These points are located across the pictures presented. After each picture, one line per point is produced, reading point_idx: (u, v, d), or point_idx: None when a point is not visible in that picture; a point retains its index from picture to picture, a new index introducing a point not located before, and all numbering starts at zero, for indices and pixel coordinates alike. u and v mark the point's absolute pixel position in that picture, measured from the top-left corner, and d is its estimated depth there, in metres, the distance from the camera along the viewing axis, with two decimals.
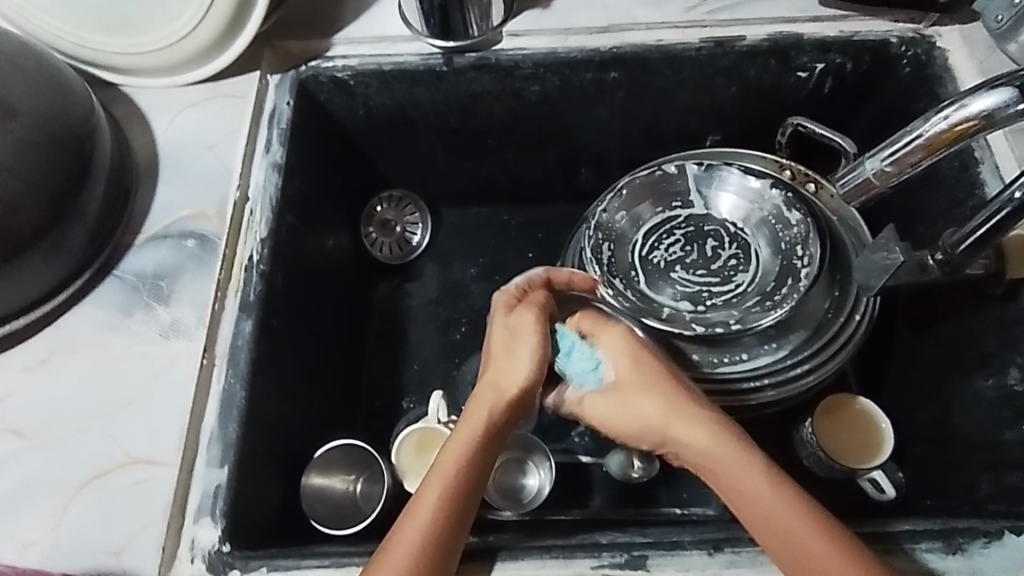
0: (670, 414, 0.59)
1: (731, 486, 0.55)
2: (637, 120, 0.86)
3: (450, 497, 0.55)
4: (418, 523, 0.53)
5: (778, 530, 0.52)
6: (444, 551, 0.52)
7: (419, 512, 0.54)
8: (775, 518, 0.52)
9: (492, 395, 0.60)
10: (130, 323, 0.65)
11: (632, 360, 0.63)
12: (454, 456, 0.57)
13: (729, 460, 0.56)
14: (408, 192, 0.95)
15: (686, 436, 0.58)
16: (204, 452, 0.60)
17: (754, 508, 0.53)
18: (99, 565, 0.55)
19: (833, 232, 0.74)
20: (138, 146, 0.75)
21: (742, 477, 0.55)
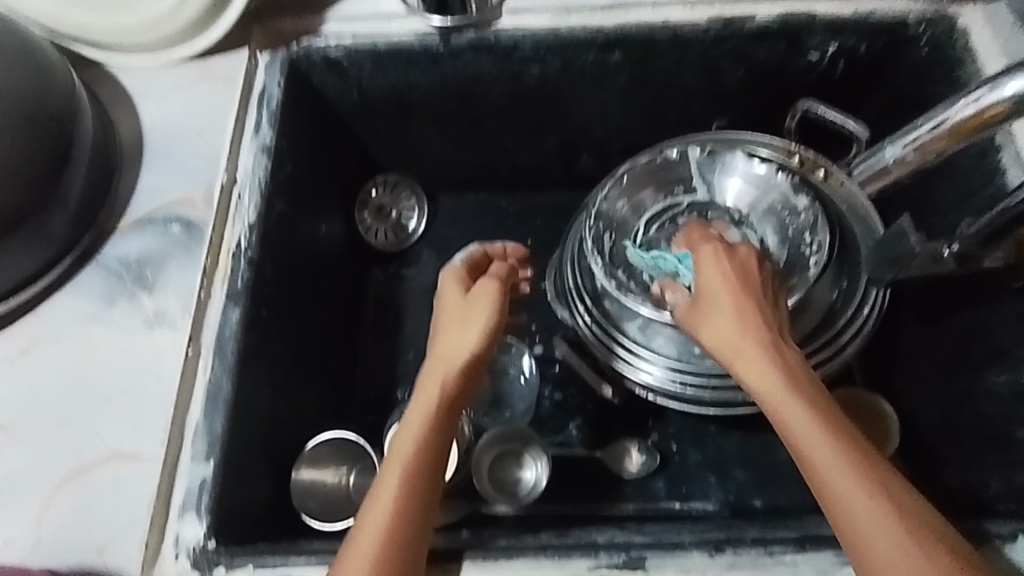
0: (735, 342, 0.54)
1: (813, 449, 0.49)
2: (641, 103, 0.83)
3: (401, 484, 0.52)
4: (377, 512, 0.51)
5: (862, 514, 0.47)
6: (406, 537, 0.51)
7: (382, 500, 0.52)
8: (849, 492, 0.47)
9: (440, 382, 0.56)
10: (113, 312, 0.63)
11: (728, 286, 0.56)
12: (404, 451, 0.54)
13: (791, 408, 0.50)
14: (404, 177, 0.92)
15: (749, 365, 0.53)
16: (190, 446, 0.58)
17: (832, 473, 0.48)
18: (80, 561, 0.53)
19: (842, 220, 0.71)
20: (122, 128, 0.72)
21: (803, 428, 0.49)
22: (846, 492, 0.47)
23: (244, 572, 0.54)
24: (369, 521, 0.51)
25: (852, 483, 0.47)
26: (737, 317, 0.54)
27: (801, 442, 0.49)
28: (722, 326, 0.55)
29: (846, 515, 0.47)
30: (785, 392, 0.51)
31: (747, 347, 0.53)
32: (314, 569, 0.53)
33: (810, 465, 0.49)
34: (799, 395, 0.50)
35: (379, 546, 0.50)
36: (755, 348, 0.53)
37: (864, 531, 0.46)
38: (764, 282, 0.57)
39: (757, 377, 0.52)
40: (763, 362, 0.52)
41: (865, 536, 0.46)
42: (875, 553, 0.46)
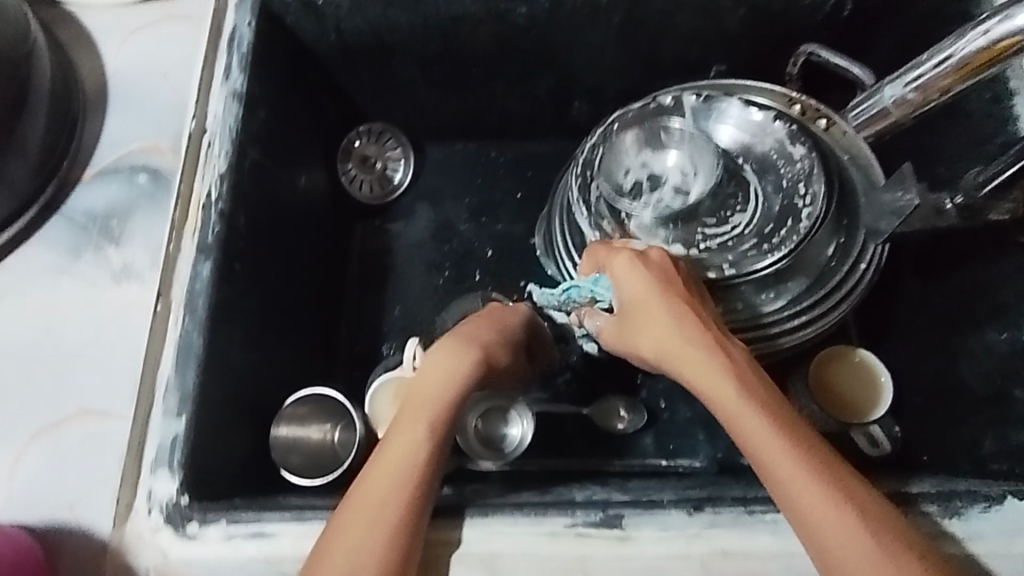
0: (678, 350, 0.53)
1: (766, 453, 0.49)
2: (635, 46, 0.78)
3: (409, 466, 0.51)
4: (367, 501, 0.50)
5: (822, 511, 0.47)
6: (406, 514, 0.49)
7: (365, 489, 0.50)
8: (808, 492, 0.47)
9: (421, 403, 0.55)
10: (80, 266, 0.61)
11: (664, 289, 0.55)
12: (386, 468, 0.51)
13: (739, 410, 0.50)
14: (388, 126, 0.88)
15: (692, 372, 0.52)
16: (161, 401, 0.57)
17: (783, 465, 0.48)
18: (53, 516, 0.53)
19: (842, 171, 0.68)
20: (85, 72, 0.68)
21: (754, 433, 0.49)
22: (799, 483, 0.47)
23: (217, 527, 0.52)
24: (348, 510, 0.50)
25: (803, 472, 0.48)
26: (676, 321, 0.54)
27: (754, 448, 0.49)
28: (664, 332, 0.54)
29: (801, 506, 0.47)
30: (727, 394, 0.51)
31: (687, 350, 0.53)
32: (288, 526, 0.52)
33: (766, 468, 0.49)
34: (742, 389, 0.51)
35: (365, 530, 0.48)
36: (694, 353, 0.53)
37: (819, 520, 0.46)
38: (688, 280, 0.57)
39: (703, 378, 0.52)
40: (707, 363, 0.52)
41: (819, 526, 0.47)
42: (829, 542, 0.46)
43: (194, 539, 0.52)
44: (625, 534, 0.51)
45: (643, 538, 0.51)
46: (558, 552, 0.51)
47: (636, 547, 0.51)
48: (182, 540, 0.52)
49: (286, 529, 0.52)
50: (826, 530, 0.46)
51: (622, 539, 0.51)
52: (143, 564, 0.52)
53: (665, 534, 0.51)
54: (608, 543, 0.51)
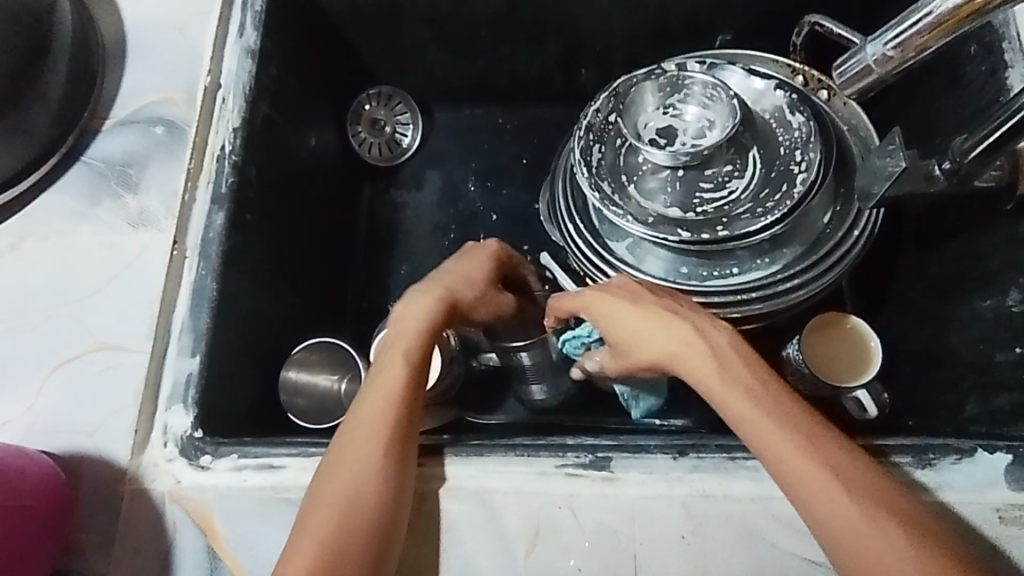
0: (675, 353, 0.53)
1: (782, 457, 0.48)
2: (641, 12, 0.79)
3: (379, 428, 0.52)
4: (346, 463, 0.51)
5: (842, 519, 0.45)
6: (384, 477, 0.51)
7: (346, 452, 0.51)
8: (826, 496, 0.46)
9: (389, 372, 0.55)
10: (99, 211, 0.64)
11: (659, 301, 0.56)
12: (357, 450, 0.51)
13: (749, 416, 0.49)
14: (398, 88, 0.90)
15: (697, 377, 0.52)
16: (176, 342, 0.60)
17: (803, 460, 0.47)
18: (74, 443, 0.56)
19: (840, 139, 0.71)
20: (103, 24, 0.71)
21: (767, 440, 0.48)
22: (816, 477, 0.47)
23: (228, 459, 0.56)
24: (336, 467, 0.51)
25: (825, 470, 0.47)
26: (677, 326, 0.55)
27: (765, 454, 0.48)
28: (664, 338, 0.54)
29: (824, 506, 0.46)
30: (736, 397, 0.50)
31: (686, 357, 0.53)
32: (294, 459, 0.55)
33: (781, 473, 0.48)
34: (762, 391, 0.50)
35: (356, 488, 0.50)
36: (689, 355, 0.53)
37: (842, 522, 0.45)
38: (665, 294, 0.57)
39: (722, 376, 0.52)
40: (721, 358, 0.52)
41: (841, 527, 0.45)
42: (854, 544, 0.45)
43: (206, 469, 0.55)
44: (611, 475, 0.54)
45: (628, 480, 0.54)
46: (547, 490, 0.54)
47: (622, 488, 0.54)
48: (194, 469, 0.56)
49: (293, 462, 0.55)
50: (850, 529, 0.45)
51: (609, 480, 0.54)
52: (157, 489, 0.55)
53: (649, 476, 0.54)
54: (595, 484, 0.54)
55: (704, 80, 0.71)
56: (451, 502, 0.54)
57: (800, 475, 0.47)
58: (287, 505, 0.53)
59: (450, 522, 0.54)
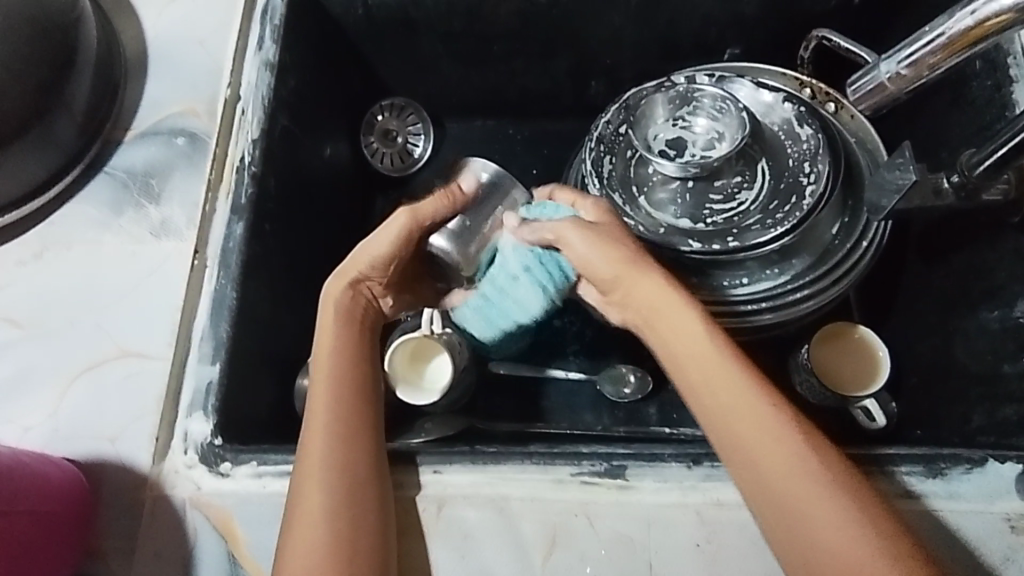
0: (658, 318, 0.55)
1: (764, 438, 0.49)
2: (651, 27, 0.81)
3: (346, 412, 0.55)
4: (318, 454, 0.53)
5: (818, 504, 0.46)
6: (357, 456, 0.53)
7: (314, 442, 0.54)
8: (802, 481, 0.47)
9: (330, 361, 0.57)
10: (121, 220, 0.65)
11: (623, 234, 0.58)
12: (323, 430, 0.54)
13: (734, 395, 0.50)
14: (411, 100, 0.91)
15: (686, 354, 0.53)
16: (196, 350, 0.60)
17: (756, 438, 0.49)
18: (97, 449, 0.57)
19: (848, 152, 0.72)
20: (126, 38, 0.72)
21: (750, 422, 0.49)
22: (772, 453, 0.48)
23: (248, 467, 0.56)
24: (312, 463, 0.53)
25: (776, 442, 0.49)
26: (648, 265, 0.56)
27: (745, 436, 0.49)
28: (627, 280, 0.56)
29: (776, 481, 0.48)
30: (722, 375, 0.51)
31: (675, 328, 0.54)
32: None
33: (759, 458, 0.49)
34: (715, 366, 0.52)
35: (334, 477, 0.52)
36: (678, 325, 0.54)
37: (799, 496, 0.47)
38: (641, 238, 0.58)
39: (683, 354, 0.53)
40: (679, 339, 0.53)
41: (796, 501, 0.47)
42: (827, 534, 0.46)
43: (226, 476, 0.56)
44: (626, 483, 0.55)
45: (642, 488, 0.55)
46: (563, 498, 0.55)
47: (636, 496, 0.55)
48: (214, 476, 0.56)
49: None
50: (804, 498, 0.47)
51: (623, 488, 0.55)
52: (178, 496, 0.56)
53: (664, 485, 0.55)
54: (610, 492, 0.55)
55: (714, 93, 0.72)
56: (466, 507, 0.55)
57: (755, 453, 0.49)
58: None
59: (467, 529, 0.54)
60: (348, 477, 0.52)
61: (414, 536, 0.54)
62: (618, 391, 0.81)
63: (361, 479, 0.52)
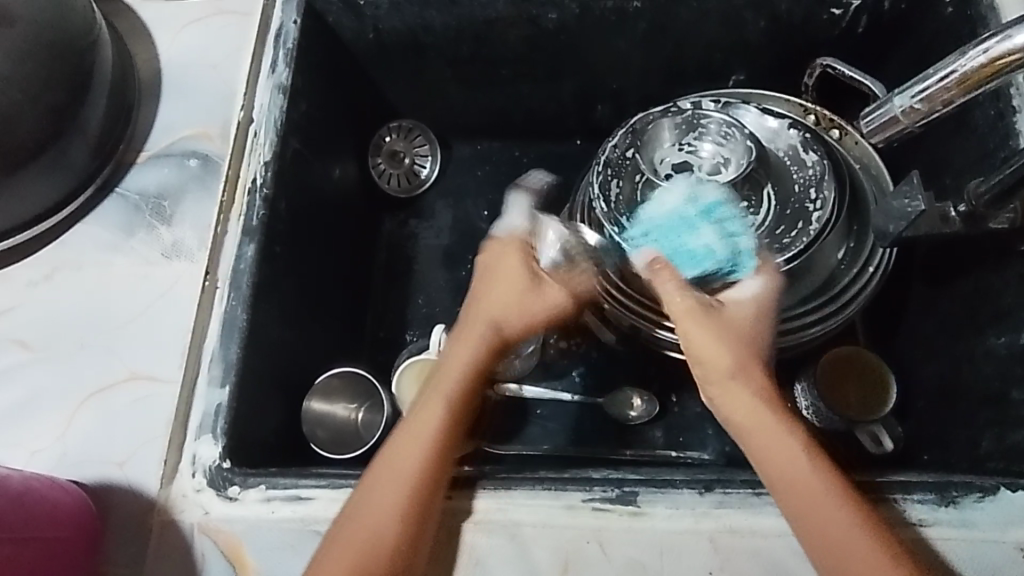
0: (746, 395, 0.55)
1: (828, 512, 0.50)
2: (659, 53, 0.82)
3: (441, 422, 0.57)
4: (398, 467, 0.54)
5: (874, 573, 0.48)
6: (437, 482, 0.54)
7: (390, 454, 0.56)
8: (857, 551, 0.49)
9: (446, 386, 0.60)
10: (133, 242, 0.66)
11: (730, 339, 0.57)
12: (405, 442, 0.56)
13: (809, 474, 0.52)
14: (417, 122, 0.92)
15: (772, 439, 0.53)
16: (206, 372, 0.60)
17: (805, 487, 0.51)
18: (103, 473, 0.57)
19: (854, 177, 0.72)
20: (141, 61, 0.74)
21: (813, 492, 0.51)
22: (825, 507, 0.51)
23: (257, 491, 0.56)
24: (376, 478, 0.54)
25: (827, 494, 0.51)
26: (729, 368, 0.56)
27: (813, 509, 0.51)
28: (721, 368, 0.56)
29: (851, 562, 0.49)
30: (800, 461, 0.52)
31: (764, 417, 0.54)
32: (323, 491, 0.55)
33: (821, 524, 0.50)
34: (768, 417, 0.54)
35: (394, 496, 0.53)
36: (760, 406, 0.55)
37: (843, 544, 0.49)
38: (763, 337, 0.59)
39: (774, 444, 0.53)
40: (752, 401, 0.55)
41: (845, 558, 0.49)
42: None
43: (234, 500, 0.55)
44: (638, 510, 0.55)
45: (655, 515, 0.54)
46: (574, 524, 0.54)
47: (649, 522, 0.54)
48: (222, 500, 0.56)
49: (322, 494, 0.55)
50: (852, 550, 0.49)
51: (636, 514, 0.54)
52: (186, 521, 0.55)
53: (676, 511, 0.54)
54: (622, 518, 0.54)
55: (719, 119, 0.71)
56: (479, 535, 0.54)
57: (809, 506, 0.51)
58: (317, 537, 0.54)
59: (477, 557, 0.54)
60: (420, 490, 0.53)
61: (432, 563, 0.54)
62: (624, 413, 0.81)
63: (428, 496, 0.54)
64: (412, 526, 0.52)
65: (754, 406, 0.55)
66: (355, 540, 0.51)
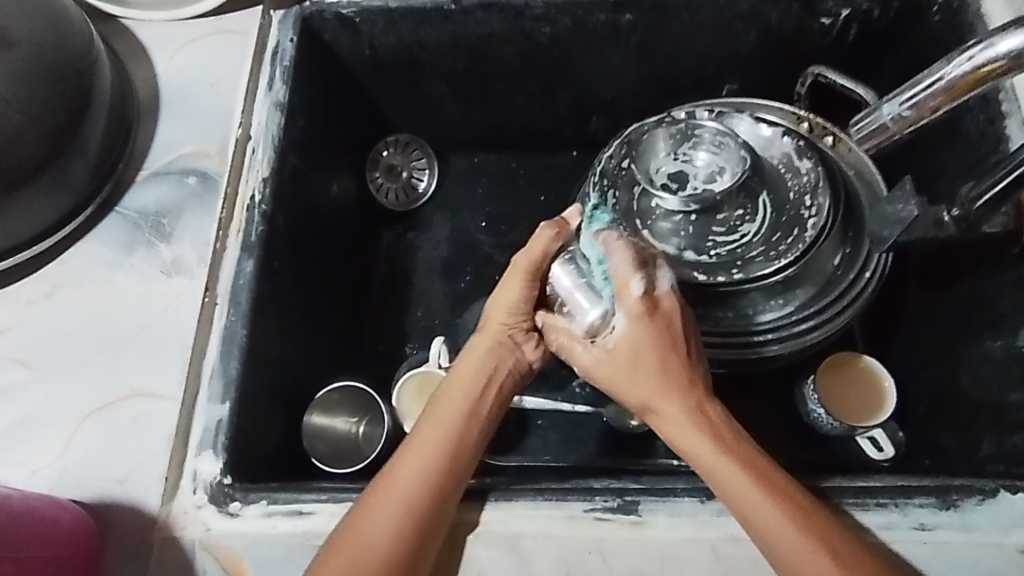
0: (659, 393, 0.55)
1: (746, 496, 0.51)
2: (652, 65, 0.83)
3: (448, 444, 0.56)
4: (403, 492, 0.53)
5: (795, 546, 0.49)
6: (444, 499, 0.54)
7: (393, 485, 0.54)
8: (780, 531, 0.50)
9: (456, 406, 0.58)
10: (132, 260, 0.66)
11: (643, 347, 0.54)
12: (412, 469, 0.54)
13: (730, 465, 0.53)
14: (414, 137, 0.93)
15: (695, 435, 0.54)
16: (206, 387, 0.61)
17: (727, 476, 0.52)
18: (104, 491, 0.57)
19: (849, 184, 0.73)
20: (140, 81, 0.75)
21: (738, 483, 0.52)
22: (745, 493, 0.52)
23: (258, 506, 0.56)
24: (380, 501, 0.53)
25: (767, 497, 0.51)
26: (650, 367, 0.54)
27: (733, 498, 0.52)
28: (645, 377, 0.55)
29: (777, 542, 0.50)
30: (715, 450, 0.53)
31: (682, 412, 0.54)
32: (323, 505, 0.55)
33: (744, 511, 0.51)
34: (692, 409, 0.54)
35: (398, 533, 0.51)
36: (679, 404, 0.55)
37: (769, 524, 0.50)
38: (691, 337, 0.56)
39: (699, 446, 0.54)
40: (680, 401, 0.54)
41: (794, 553, 0.49)
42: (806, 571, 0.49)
43: (235, 516, 0.56)
44: (639, 519, 0.55)
45: (656, 524, 0.54)
46: (576, 535, 0.54)
47: (650, 531, 0.54)
48: (223, 516, 0.56)
49: (323, 509, 0.55)
50: (776, 530, 0.50)
51: (636, 524, 0.54)
52: (187, 537, 0.55)
53: (677, 520, 0.54)
54: (624, 528, 0.54)
55: (713, 128, 0.72)
56: (480, 546, 0.54)
57: (754, 509, 0.51)
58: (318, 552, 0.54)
59: (479, 569, 0.54)
60: (424, 521, 0.52)
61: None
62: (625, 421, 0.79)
63: (436, 520, 0.53)
64: (412, 552, 0.51)
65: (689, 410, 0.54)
66: (351, 563, 0.50)
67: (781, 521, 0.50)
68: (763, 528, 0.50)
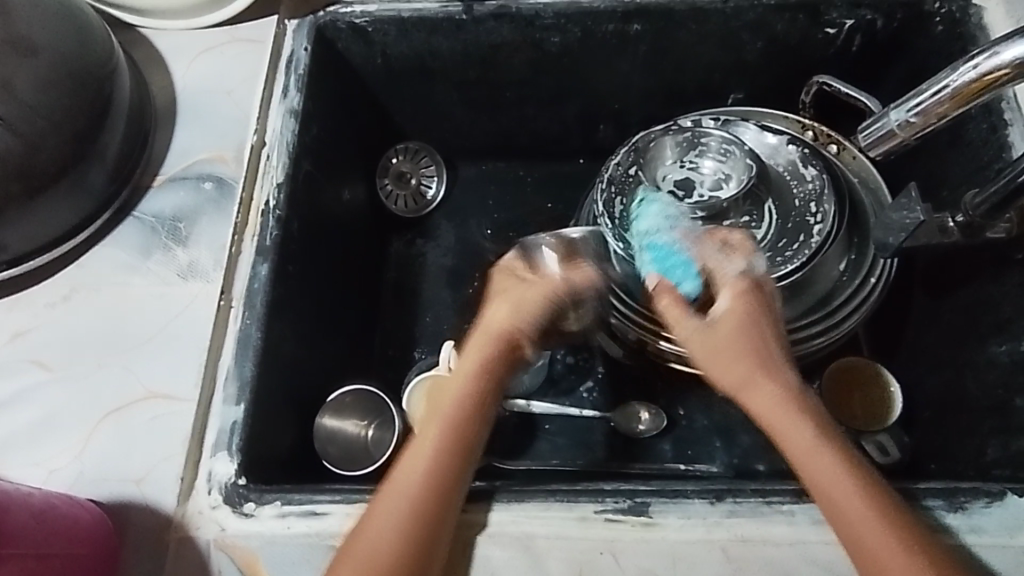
0: (746, 383, 0.58)
1: (833, 484, 0.52)
2: (659, 74, 0.84)
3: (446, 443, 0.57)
4: (399, 496, 0.54)
5: (874, 534, 0.50)
6: (442, 497, 0.54)
7: (392, 490, 0.55)
8: (864, 520, 0.51)
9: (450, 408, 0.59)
10: (149, 264, 0.67)
11: (741, 331, 0.59)
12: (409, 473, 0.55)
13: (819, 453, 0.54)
14: (424, 144, 0.94)
15: (785, 421, 0.56)
16: (221, 390, 0.61)
17: (815, 464, 0.54)
18: (121, 491, 0.57)
19: (853, 192, 0.74)
20: (157, 89, 0.76)
21: (827, 474, 0.53)
22: (833, 480, 0.53)
23: (273, 506, 0.56)
24: (382, 506, 0.54)
25: (854, 489, 0.52)
26: (746, 354, 0.58)
27: (817, 484, 0.53)
28: (739, 368, 0.58)
29: (862, 534, 0.50)
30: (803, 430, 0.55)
31: (772, 400, 0.57)
32: (338, 506, 0.56)
33: (829, 494, 0.52)
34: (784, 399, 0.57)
35: (398, 536, 0.52)
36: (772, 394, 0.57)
37: (852, 514, 0.51)
38: (774, 328, 0.60)
39: (789, 432, 0.55)
40: (773, 390, 0.57)
41: (878, 548, 0.50)
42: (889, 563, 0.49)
43: (250, 516, 0.56)
44: (650, 520, 0.55)
45: (667, 525, 0.55)
46: (588, 536, 0.55)
47: (661, 533, 0.55)
48: (239, 516, 0.56)
49: (337, 509, 0.56)
50: (859, 520, 0.51)
51: (647, 525, 0.55)
52: (203, 537, 0.56)
53: (688, 521, 0.55)
54: (635, 529, 0.55)
55: (719, 136, 0.73)
56: (493, 546, 0.55)
57: (836, 495, 0.52)
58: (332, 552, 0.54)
59: (491, 569, 0.54)
60: (426, 521, 0.53)
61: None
62: (634, 427, 0.81)
63: (438, 515, 0.53)
64: (414, 554, 0.52)
65: (776, 395, 0.57)
66: (358, 568, 0.51)
67: (861, 510, 0.51)
68: (846, 519, 0.51)
